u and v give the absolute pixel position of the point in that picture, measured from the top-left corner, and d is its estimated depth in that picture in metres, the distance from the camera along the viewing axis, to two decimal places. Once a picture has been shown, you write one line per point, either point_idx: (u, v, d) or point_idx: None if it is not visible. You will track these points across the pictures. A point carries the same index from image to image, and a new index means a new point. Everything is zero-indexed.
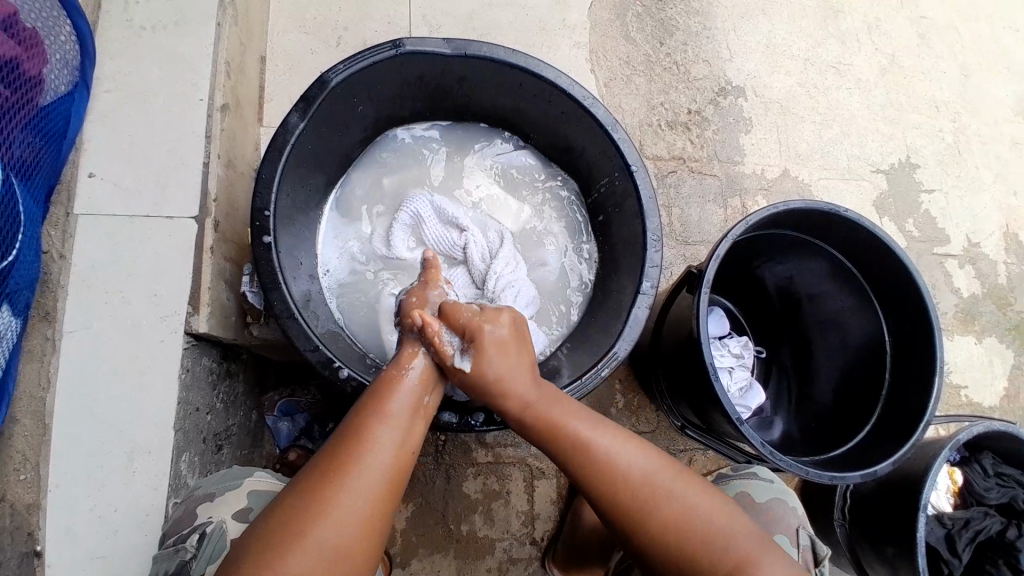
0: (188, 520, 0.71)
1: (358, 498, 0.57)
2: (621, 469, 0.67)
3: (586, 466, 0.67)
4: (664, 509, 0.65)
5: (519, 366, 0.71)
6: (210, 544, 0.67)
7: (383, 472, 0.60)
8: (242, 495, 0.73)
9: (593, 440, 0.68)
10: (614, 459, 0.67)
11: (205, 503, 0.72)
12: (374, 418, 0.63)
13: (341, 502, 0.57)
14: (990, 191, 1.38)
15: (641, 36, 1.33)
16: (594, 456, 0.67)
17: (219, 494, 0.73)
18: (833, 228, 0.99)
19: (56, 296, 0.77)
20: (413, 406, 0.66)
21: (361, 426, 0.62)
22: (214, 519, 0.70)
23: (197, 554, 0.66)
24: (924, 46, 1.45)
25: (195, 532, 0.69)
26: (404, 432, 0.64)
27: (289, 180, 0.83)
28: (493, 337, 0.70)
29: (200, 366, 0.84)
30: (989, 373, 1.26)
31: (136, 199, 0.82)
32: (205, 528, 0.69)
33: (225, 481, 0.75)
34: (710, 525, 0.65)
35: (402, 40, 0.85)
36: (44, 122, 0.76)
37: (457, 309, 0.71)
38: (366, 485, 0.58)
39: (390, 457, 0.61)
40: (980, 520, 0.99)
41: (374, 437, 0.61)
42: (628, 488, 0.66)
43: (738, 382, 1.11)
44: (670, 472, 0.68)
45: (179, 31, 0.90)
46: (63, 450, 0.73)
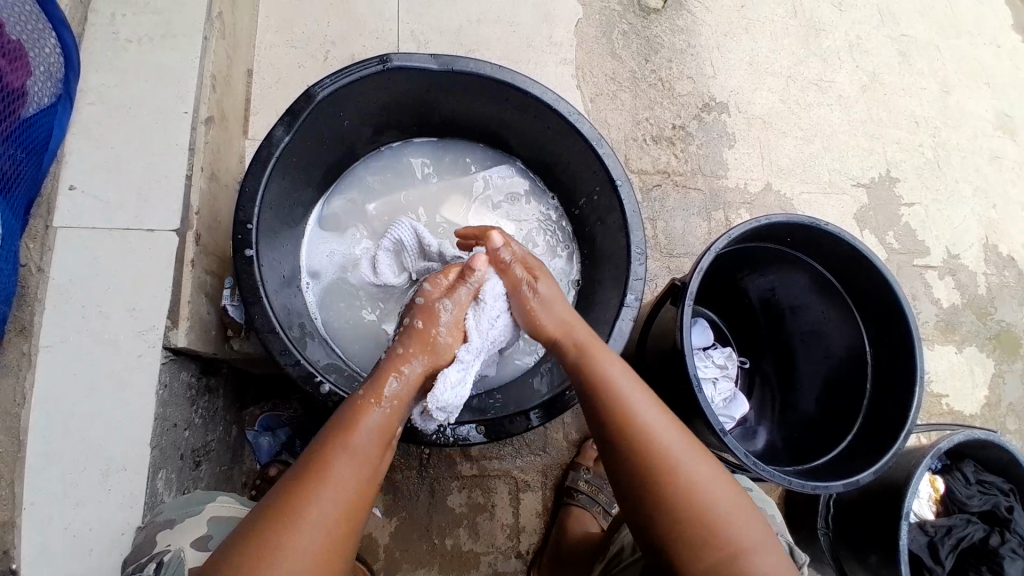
0: (149, 547, 0.69)
1: (314, 531, 0.55)
2: (642, 422, 0.65)
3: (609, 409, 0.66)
4: (674, 470, 0.62)
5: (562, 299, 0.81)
6: (167, 572, 0.65)
7: (349, 496, 0.59)
8: (202, 522, 0.72)
9: (619, 387, 0.68)
10: (636, 407, 0.66)
11: (162, 530, 0.71)
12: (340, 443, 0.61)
13: (298, 534, 0.55)
14: (970, 204, 1.41)
15: (627, 52, 1.35)
16: (617, 399, 0.67)
17: (179, 521, 0.72)
18: (814, 241, 1.00)
19: (32, 309, 0.76)
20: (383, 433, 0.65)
21: (321, 453, 0.60)
22: (173, 547, 0.68)
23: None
24: (904, 63, 1.47)
25: (152, 560, 0.67)
26: (371, 453, 0.63)
27: (273, 193, 0.83)
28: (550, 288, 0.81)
29: (177, 381, 0.83)
30: (971, 383, 1.28)
31: (117, 212, 0.82)
32: (163, 556, 0.67)
33: (185, 507, 0.74)
34: (712, 494, 0.61)
35: (388, 55, 0.86)
36: (25, 135, 0.76)
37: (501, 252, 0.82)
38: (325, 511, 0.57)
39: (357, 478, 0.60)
40: (963, 528, 1.00)
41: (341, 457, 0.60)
42: (644, 448, 0.63)
43: (722, 394, 1.12)
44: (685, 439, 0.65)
45: (164, 45, 0.90)
46: (39, 464, 0.72)
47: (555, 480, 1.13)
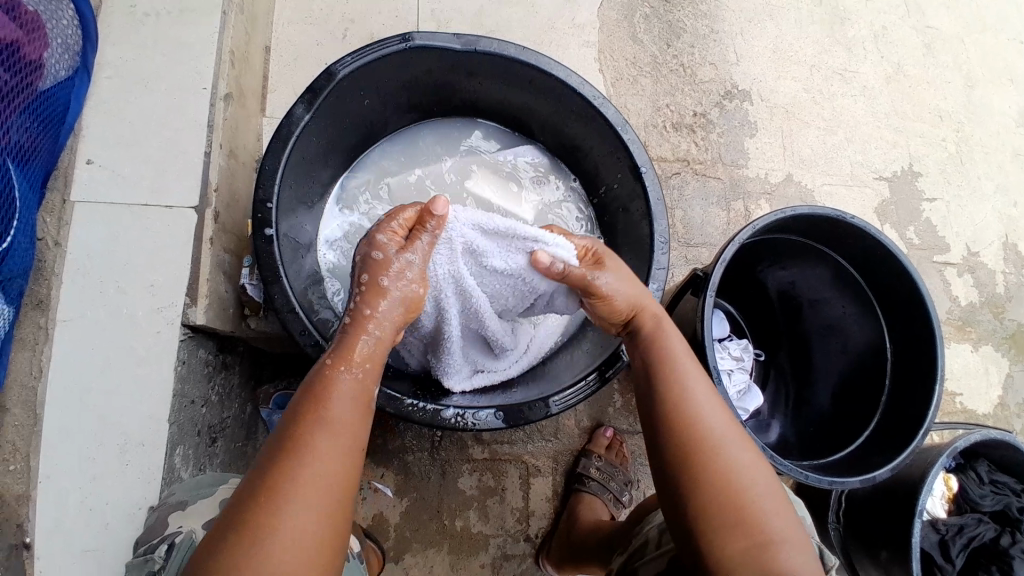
0: (160, 529, 0.67)
1: (307, 519, 0.51)
2: (695, 410, 0.64)
3: (664, 392, 0.66)
4: (715, 456, 0.61)
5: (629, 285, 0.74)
6: (177, 554, 0.64)
7: (343, 456, 0.54)
8: (214, 505, 0.70)
9: (681, 371, 0.67)
10: (692, 391, 0.65)
11: (175, 512, 0.69)
12: (328, 398, 0.57)
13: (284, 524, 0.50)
14: (991, 202, 1.39)
15: (649, 37, 1.33)
16: (675, 381, 0.66)
17: (190, 504, 0.70)
18: (839, 234, 0.99)
19: (49, 284, 0.76)
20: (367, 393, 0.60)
21: (299, 430, 0.54)
22: (185, 529, 0.67)
23: (165, 564, 0.63)
24: (930, 55, 1.45)
25: (163, 542, 0.65)
26: (350, 426, 0.57)
27: (292, 172, 0.82)
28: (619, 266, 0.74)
29: (195, 358, 0.83)
30: (986, 382, 1.27)
31: (135, 187, 0.81)
32: (175, 537, 0.66)
33: (196, 490, 0.73)
34: (750, 484, 0.60)
35: (411, 33, 0.84)
36: (42, 107, 0.75)
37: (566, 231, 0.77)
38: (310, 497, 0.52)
39: (344, 457, 0.55)
40: (974, 527, 1.00)
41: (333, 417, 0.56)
42: (691, 432, 0.62)
43: (737, 386, 1.10)
44: (736, 429, 0.64)
45: (183, 18, 0.88)
46: (56, 439, 0.72)
47: (567, 466, 1.13)
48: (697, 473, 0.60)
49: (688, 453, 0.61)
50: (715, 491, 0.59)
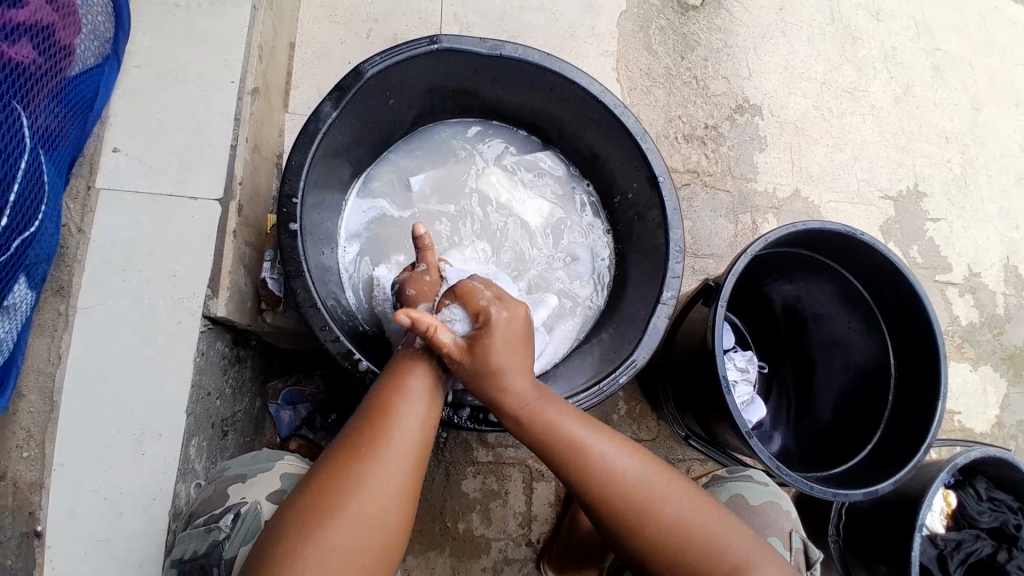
0: (221, 500, 0.70)
1: (370, 505, 0.57)
2: (614, 486, 0.65)
3: (579, 472, 0.66)
4: (651, 511, 0.64)
5: (521, 352, 0.70)
6: (246, 525, 0.66)
7: (412, 445, 0.61)
8: (274, 478, 0.71)
9: (587, 449, 0.66)
10: (603, 467, 0.65)
11: (235, 485, 0.71)
12: (398, 397, 0.64)
13: (353, 509, 0.56)
14: (993, 224, 1.41)
15: (663, 48, 1.34)
16: (585, 462, 0.66)
17: (249, 477, 0.72)
18: (848, 250, 1.00)
19: (72, 271, 0.76)
20: (437, 382, 0.67)
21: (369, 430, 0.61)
22: (249, 500, 0.69)
23: (231, 534, 0.65)
24: (938, 77, 1.47)
25: (228, 512, 0.67)
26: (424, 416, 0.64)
27: (317, 168, 0.83)
28: (504, 325, 0.69)
29: (213, 349, 0.83)
30: (983, 401, 1.29)
31: (160, 178, 0.81)
32: (241, 507, 0.68)
33: (253, 464, 0.74)
34: (697, 528, 0.64)
35: (438, 35, 0.85)
36: (71, 94, 0.75)
37: (477, 291, 0.72)
38: (376, 485, 0.58)
39: (409, 448, 0.61)
40: (971, 543, 1.03)
41: (399, 416, 0.62)
42: (614, 501, 0.65)
43: (741, 397, 1.12)
44: (663, 486, 0.66)
45: (213, 11, 0.89)
46: (73, 425, 0.72)
47: None
48: (634, 530, 0.64)
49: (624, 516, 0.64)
50: (661, 540, 0.64)
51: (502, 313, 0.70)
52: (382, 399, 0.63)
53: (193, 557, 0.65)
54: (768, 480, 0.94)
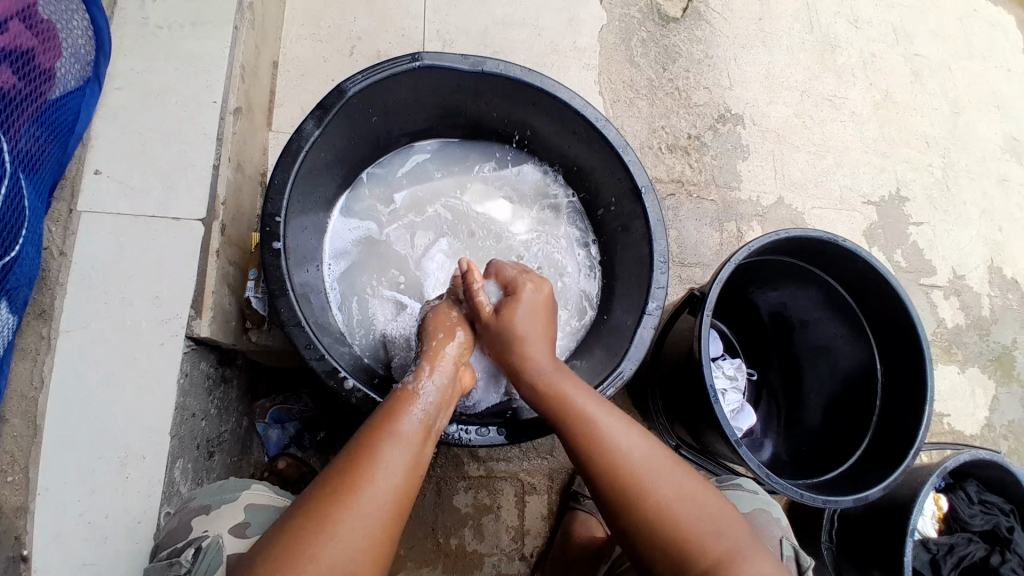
0: (184, 534, 0.68)
1: (350, 544, 0.55)
2: (624, 457, 0.67)
3: (590, 440, 0.68)
4: (658, 493, 0.65)
5: (541, 327, 0.79)
6: (206, 559, 0.64)
7: (395, 486, 0.59)
8: (239, 509, 0.70)
9: (598, 419, 0.69)
10: (615, 438, 0.68)
11: (199, 516, 0.70)
12: (386, 435, 0.62)
13: (331, 550, 0.54)
14: (976, 226, 1.42)
15: (645, 60, 1.36)
16: (596, 431, 0.69)
17: (215, 507, 0.71)
18: (831, 257, 1.01)
19: (53, 294, 0.76)
20: (425, 426, 0.66)
21: (352, 467, 0.59)
22: (210, 533, 0.67)
23: (193, 568, 0.63)
24: (916, 83, 1.49)
25: (190, 546, 0.66)
26: (413, 456, 0.62)
27: (300, 186, 0.83)
28: (530, 298, 0.80)
29: (197, 370, 0.83)
30: (972, 403, 1.30)
31: (142, 199, 0.81)
32: (201, 542, 0.66)
33: (219, 494, 0.73)
34: (703, 516, 0.64)
35: (420, 53, 0.85)
36: (52, 117, 0.75)
37: (504, 269, 0.85)
38: (358, 522, 0.56)
39: (396, 485, 0.59)
40: (964, 546, 1.02)
41: (384, 456, 0.60)
42: (628, 469, 0.66)
43: (730, 405, 1.12)
44: (667, 461, 0.68)
45: (195, 33, 0.89)
46: (56, 450, 0.72)
47: (561, 484, 1.13)
48: (642, 509, 0.64)
49: (634, 495, 0.65)
50: (669, 522, 0.64)
51: (529, 287, 0.81)
52: (371, 437, 0.62)
53: None
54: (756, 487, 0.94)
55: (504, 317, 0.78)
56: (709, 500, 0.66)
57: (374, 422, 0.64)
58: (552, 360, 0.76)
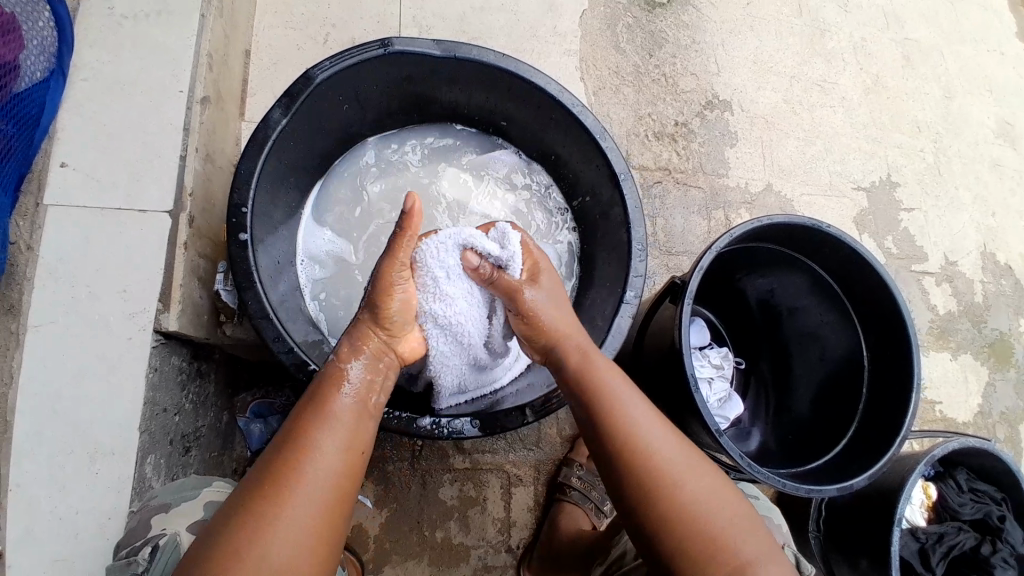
0: (142, 531, 0.68)
1: (287, 544, 0.52)
2: (648, 442, 0.63)
3: (614, 425, 0.64)
4: (680, 490, 0.60)
5: (558, 297, 0.78)
6: (164, 556, 0.64)
7: (329, 474, 0.56)
8: (198, 508, 0.72)
9: (626, 404, 0.66)
10: (640, 419, 0.65)
11: (158, 515, 0.70)
12: (314, 419, 0.59)
13: (266, 549, 0.51)
14: (969, 211, 1.40)
15: (631, 47, 1.34)
16: (621, 428, 0.64)
17: (174, 506, 0.71)
18: (815, 243, 0.99)
19: (21, 289, 0.75)
20: (357, 405, 0.63)
21: (279, 454, 0.56)
22: (168, 532, 0.67)
23: (150, 565, 0.62)
24: (908, 68, 1.47)
25: (147, 545, 0.65)
26: (347, 441, 0.59)
27: (269, 175, 0.81)
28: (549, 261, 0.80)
29: (168, 365, 0.82)
30: (964, 389, 1.28)
31: (110, 191, 0.80)
32: (158, 541, 0.66)
33: (178, 493, 0.73)
34: (723, 518, 0.60)
35: (390, 39, 0.84)
36: (16, 108, 0.75)
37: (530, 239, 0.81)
38: (295, 517, 0.53)
39: (330, 475, 0.56)
40: (954, 536, 1.01)
41: (314, 442, 0.57)
42: (651, 471, 0.61)
43: (717, 394, 1.11)
44: (691, 456, 0.64)
45: (162, 22, 0.88)
46: (21, 446, 0.71)
47: (548, 475, 1.12)
48: (659, 510, 0.60)
49: (648, 491, 0.61)
50: (682, 529, 0.59)
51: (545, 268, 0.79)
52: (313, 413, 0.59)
53: None
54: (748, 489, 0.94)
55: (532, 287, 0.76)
56: (730, 504, 0.62)
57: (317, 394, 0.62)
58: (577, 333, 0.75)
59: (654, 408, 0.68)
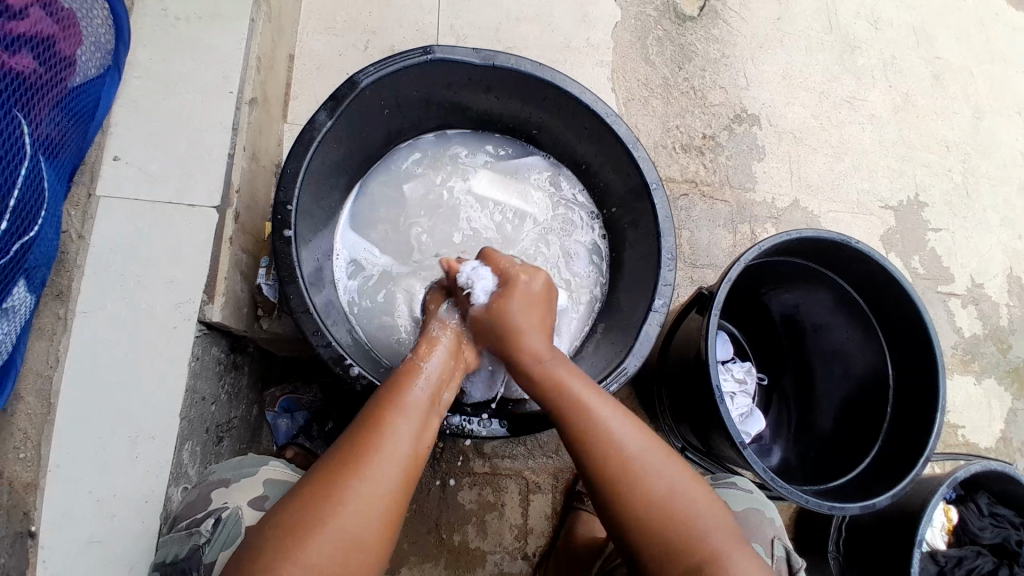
0: (203, 504, 0.71)
1: (359, 516, 0.57)
2: (636, 453, 0.66)
3: (593, 445, 0.66)
4: (656, 486, 0.64)
5: (533, 308, 0.78)
6: (225, 529, 0.67)
7: (401, 457, 0.61)
8: (258, 484, 0.73)
9: (598, 410, 0.68)
10: (617, 434, 0.67)
11: (218, 489, 0.72)
12: (390, 411, 0.64)
13: (340, 521, 0.56)
14: (996, 234, 1.40)
15: (661, 59, 1.35)
16: (609, 436, 0.66)
17: (235, 481, 0.73)
18: (843, 259, 1.00)
19: (70, 276, 0.78)
20: (428, 404, 0.67)
21: (355, 441, 0.61)
22: (230, 504, 0.69)
23: (212, 536, 0.66)
24: (937, 87, 1.47)
25: (209, 517, 0.69)
26: (418, 431, 0.64)
27: (312, 176, 0.84)
28: (525, 287, 0.79)
29: (208, 355, 0.84)
30: (987, 415, 1.27)
31: (160, 185, 0.83)
32: (221, 512, 0.69)
33: (237, 469, 0.75)
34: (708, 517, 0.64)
35: (432, 46, 0.86)
36: (73, 102, 0.77)
37: (499, 257, 0.83)
38: (349, 522, 0.56)
39: (401, 458, 0.61)
40: (972, 560, 1.01)
41: (391, 429, 0.62)
42: (644, 479, 0.65)
43: (739, 408, 1.12)
44: (674, 465, 0.66)
45: (213, 23, 0.91)
46: (67, 428, 0.73)
47: (567, 482, 1.14)
48: (630, 504, 0.64)
49: (634, 499, 0.64)
50: (673, 529, 0.63)
51: (523, 277, 0.80)
52: (373, 418, 0.63)
53: (174, 561, 0.66)
54: (753, 487, 0.94)
55: (498, 308, 0.77)
56: (704, 499, 0.65)
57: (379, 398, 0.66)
58: (550, 351, 0.75)
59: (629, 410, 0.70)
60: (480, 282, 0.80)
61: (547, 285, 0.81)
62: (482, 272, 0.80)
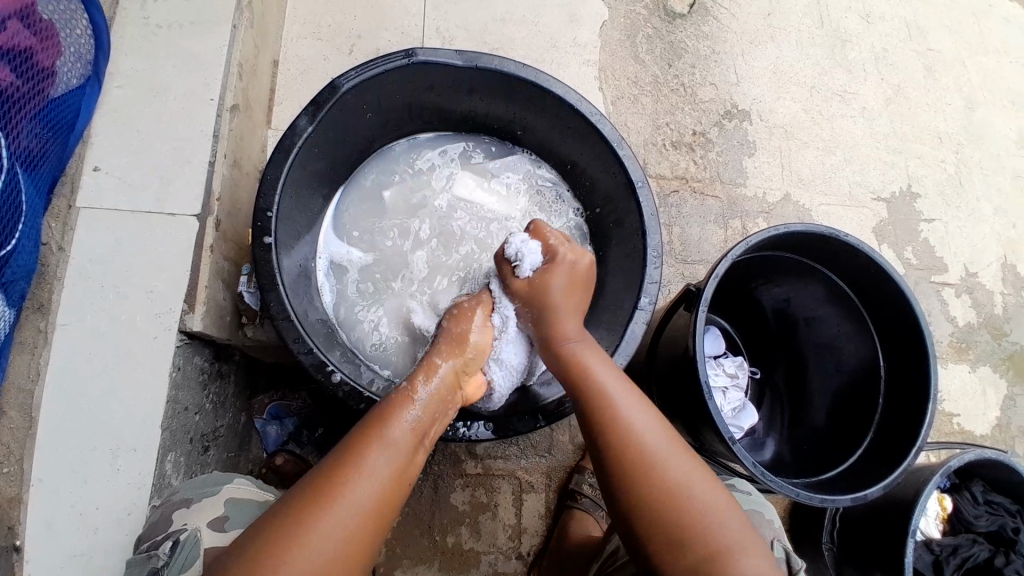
0: (164, 525, 0.70)
1: (331, 541, 0.56)
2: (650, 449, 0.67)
3: (610, 444, 0.68)
4: (671, 480, 0.65)
5: (575, 287, 0.82)
6: (183, 551, 0.66)
7: (378, 489, 0.60)
8: (220, 503, 0.72)
9: (617, 398, 0.71)
10: (637, 422, 0.69)
11: (179, 510, 0.71)
12: (374, 440, 0.63)
13: (313, 544, 0.56)
14: (990, 224, 1.39)
15: (651, 57, 1.34)
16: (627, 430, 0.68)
17: (196, 501, 0.73)
18: (833, 252, 0.99)
19: (51, 288, 0.78)
20: (414, 434, 0.66)
21: (338, 466, 0.61)
22: (189, 526, 0.69)
23: (170, 560, 0.66)
24: (929, 78, 1.46)
25: (168, 538, 0.68)
26: (400, 462, 0.63)
27: (293, 183, 0.84)
28: (569, 264, 0.82)
29: (191, 364, 0.84)
30: (982, 403, 1.27)
31: (140, 194, 0.82)
32: (180, 534, 0.68)
33: (201, 488, 0.75)
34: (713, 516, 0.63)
35: (413, 49, 0.86)
36: (53, 113, 0.77)
37: (546, 231, 0.85)
38: (319, 548, 0.56)
39: (379, 489, 0.60)
40: (968, 547, 1.00)
41: (372, 459, 0.62)
42: (654, 483, 0.65)
43: (731, 403, 1.12)
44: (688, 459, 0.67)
45: (193, 30, 0.91)
46: (49, 440, 0.73)
47: (559, 482, 1.13)
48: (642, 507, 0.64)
49: (647, 501, 0.64)
50: (681, 538, 0.62)
51: (568, 254, 0.83)
52: (355, 446, 0.62)
53: None
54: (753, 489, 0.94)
55: (538, 284, 0.81)
56: (721, 504, 0.65)
57: (365, 427, 0.66)
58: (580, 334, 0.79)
59: (650, 403, 0.72)
60: (527, 253, 0.82)
61: (590, 260, 0.84)
62: (531, 246, 0.82)
